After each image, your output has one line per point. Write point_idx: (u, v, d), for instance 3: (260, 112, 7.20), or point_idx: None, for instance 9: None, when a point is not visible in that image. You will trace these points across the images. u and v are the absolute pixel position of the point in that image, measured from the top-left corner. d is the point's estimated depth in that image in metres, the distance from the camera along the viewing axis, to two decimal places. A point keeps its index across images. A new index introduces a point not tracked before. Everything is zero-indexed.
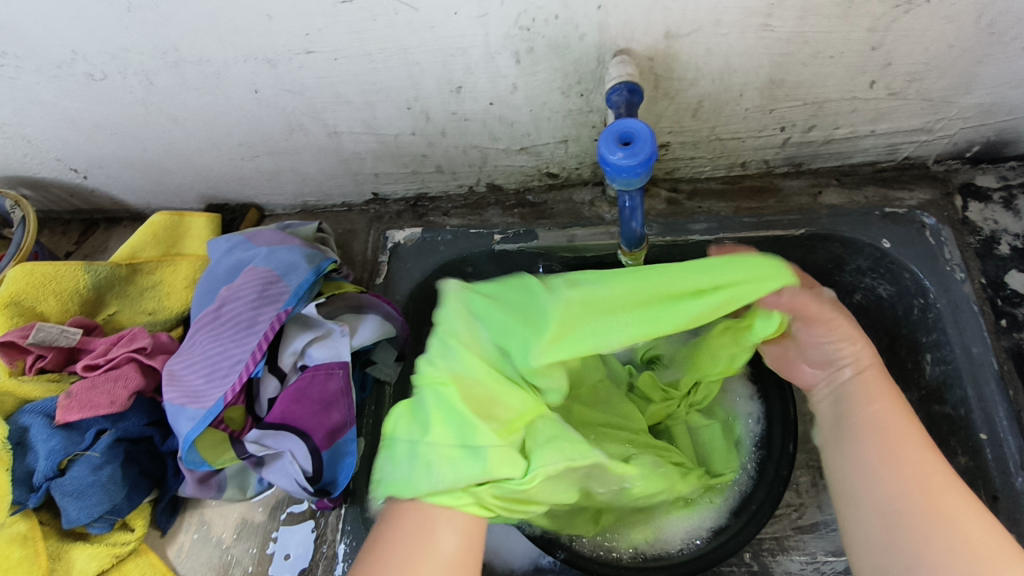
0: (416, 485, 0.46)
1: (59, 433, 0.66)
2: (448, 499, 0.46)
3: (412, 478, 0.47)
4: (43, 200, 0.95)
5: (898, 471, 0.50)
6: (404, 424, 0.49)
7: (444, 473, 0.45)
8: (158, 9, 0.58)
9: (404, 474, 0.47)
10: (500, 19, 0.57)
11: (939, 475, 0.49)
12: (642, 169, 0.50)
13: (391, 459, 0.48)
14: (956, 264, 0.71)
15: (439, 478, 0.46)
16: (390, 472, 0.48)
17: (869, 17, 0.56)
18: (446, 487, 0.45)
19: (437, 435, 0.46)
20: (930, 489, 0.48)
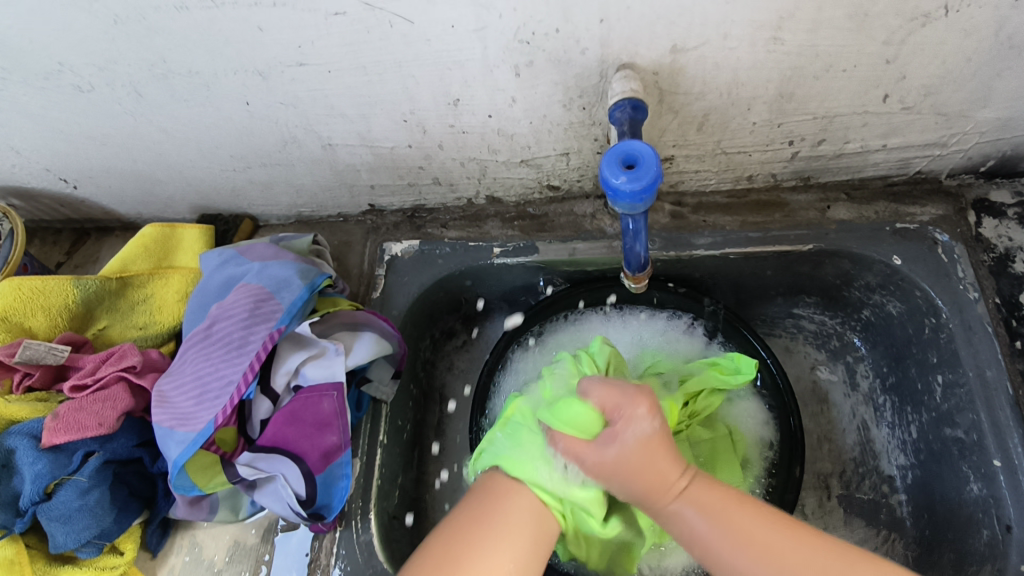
0: (537, 472, 0.56)
1: (46, 455, 0.64)
2: (542, 493, 0.55)
3: (530, 459, 0.56)
4: (33, 210, 0.93)
5: (767, 539, 0.50)
6: (533, 436, 0.58)
7: (562, 474, 0.56)
8: (144, 21, 0.56)
9: (523, 454, 0.57)
10: (499, 32, 0.55)
11: (761, 515, 0.52)
12: (646, 193, 0.50)
13: (512, 439, 0.59)
14: (969, 282, 0.69)
15: (546, 472, 0.56)
16: (508, 450, 0.58)
17: (884, 31, 0.54)
18: (560, 484, 0.55)
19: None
20: (749, 536, 0.50)
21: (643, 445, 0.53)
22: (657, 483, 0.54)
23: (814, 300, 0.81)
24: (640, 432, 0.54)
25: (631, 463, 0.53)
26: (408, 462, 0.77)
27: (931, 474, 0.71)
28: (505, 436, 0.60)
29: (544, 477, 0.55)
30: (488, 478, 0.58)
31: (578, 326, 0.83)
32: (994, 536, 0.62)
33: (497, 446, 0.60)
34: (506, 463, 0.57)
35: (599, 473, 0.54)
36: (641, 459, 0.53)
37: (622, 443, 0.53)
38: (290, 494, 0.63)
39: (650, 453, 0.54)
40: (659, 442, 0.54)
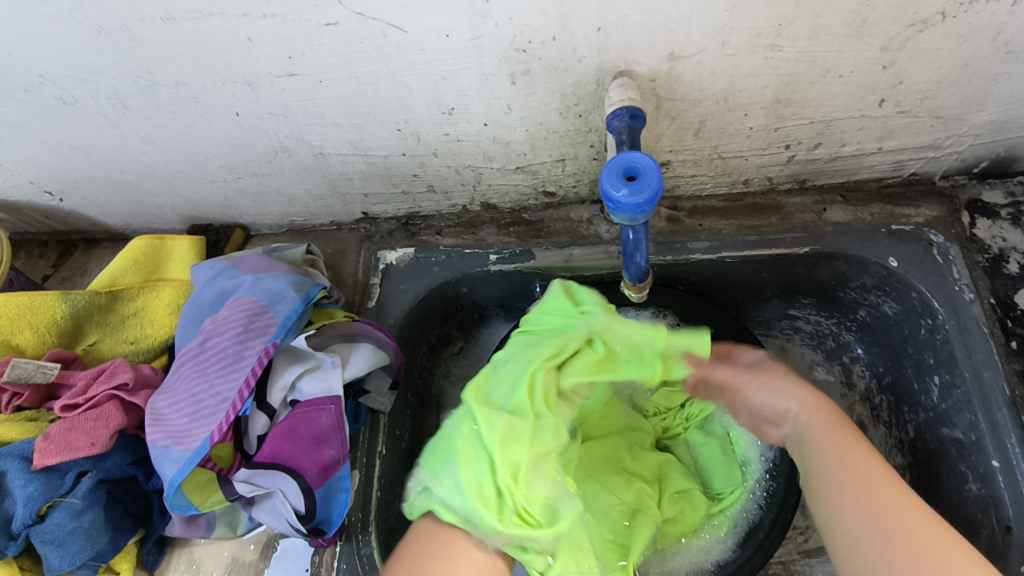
0: (473, 525, 0.52)
1: (38, 477, 0.63)
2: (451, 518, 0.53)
3: (467, 512, 0.53)
4: (18, 222, 0.91)
5: (873, 478, 0.52)
6: (441, 468, 0.55)
7: (456, 499, 0.53)
8: (130, 33, 0.54)
9: (461, 505, 0.53)
10: (494, 42, 0.54)
11: (895, 487, 0.51)
12: (648, 206, 0.50)
13: (445, 484, 0.54)
14: (965, 284, 0.69)
15: (486, 518, 0.52)
16: (427, 481, 0.56)
17: (881, 36, 0.54)
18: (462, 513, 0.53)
19: (468, 459, 0.54)
20: (865, 472, 0.53)
21: (809, 410, 0.59)
22: (794, 398, 0.61)
23: (810, 301, 0.81)
24: (781, 390, 0.62)
25: (772, 380, 0.63)
26: (408, 472, 0.77)
27: (929, 474, 0.71)
28: (434, 477, 0.55)
29: (479, 527, 0.52)
30: (427, 528, 0.55)
31: None
32: (993, 536, 0.62)
33: (428, 494, 0.55)
34: (441, 513, 0.54)
35: (767, 398, 0.63)
36: (761, 387, 0.63)
37: (750, 370, 0.65)
38: (290, 509, 0.62)
39: (809, 406, 0.60)
40: (785, 369, 0.65)
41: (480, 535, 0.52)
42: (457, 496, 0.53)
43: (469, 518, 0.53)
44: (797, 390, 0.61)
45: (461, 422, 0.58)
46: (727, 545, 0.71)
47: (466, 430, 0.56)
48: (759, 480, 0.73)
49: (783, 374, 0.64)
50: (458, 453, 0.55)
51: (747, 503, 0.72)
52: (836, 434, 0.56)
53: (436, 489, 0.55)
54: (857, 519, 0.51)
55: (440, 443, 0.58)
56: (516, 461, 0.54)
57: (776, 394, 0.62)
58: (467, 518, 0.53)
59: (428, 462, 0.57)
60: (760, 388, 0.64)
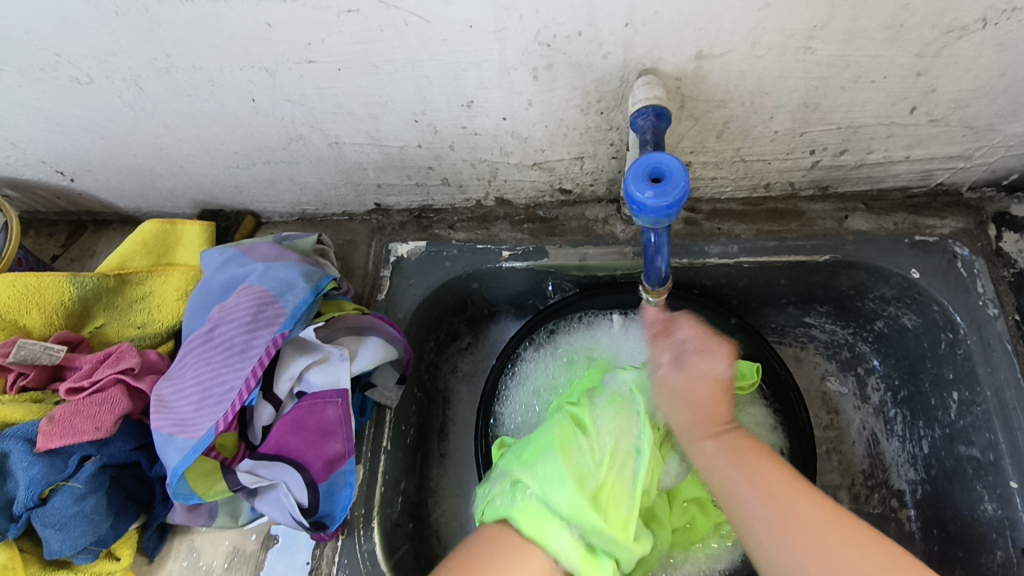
0: (555, 531, 0.53)
1: (41, 460, 0.62)
2: (531, 524, 0.54)
3: (564, 512, 0.53)
4: (28, 201, 0.90)
5: (813, 513, 0.52)
6: (538, 468, 0.57)
7: (559, 502, 0.54)
8: (148, 13, 0.53)
9: (562, 499, 0.54)
10: (518, 34, 0.53)
11: (812, 502, 0.53)
12: (671, 210, 0.49)
13: (534, 485, 0.56)
14: (989, 299, 0.67)
15: (584, 520, 0.53)
16: (515, 484, 0.57)
17: (918, 42, 0.53)
18: (563, 513, 0.54)
19: (572, 465, 0.56)
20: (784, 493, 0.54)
21: (686, 381, 0.60)
22: (704, 416, 0.59)
23: (826, 310, 0.79)
24: (712, 372, 0.60)
25: (691, 394, 0.60)
26: (412, 467, 0.76)
27: (942, 491, 0.70)
28: (526, 475, 0.57)
29: (568, 530, 0.53)
30: (497, 533, 0.55)
31: (589, 328, 0.81)
32: (1009, 558, 0.61)
33: (511, 501, 0.56)
34: (522, 516, 0.54)
35: (665, 390, 0.61)
36: (674, 407, 0.60)
37: (695, 367, 0.60)
38: (292, 502, 0.61)
39: (704, 400, 0.60)
40: (715, 386, 0.60)
41: (560, 543, 0.53)
42: (556, 491, 0.54)
43: (569, 519, 0.53)
44: (703, 383, 0.60)
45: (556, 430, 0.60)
46: (736, 555, 0.71)
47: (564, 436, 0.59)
48: None
49: (695, 404, 0.59)
50: (560, 449, 0.57)
51: None
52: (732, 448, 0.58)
53: (535, 484, 0.56)
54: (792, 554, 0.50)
55: (537, 442, 0.60)
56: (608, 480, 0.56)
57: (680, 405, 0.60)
58: (567, 520, 0.53)
59: (513, 468, 0.58)
60: (668, 396, 0.60)
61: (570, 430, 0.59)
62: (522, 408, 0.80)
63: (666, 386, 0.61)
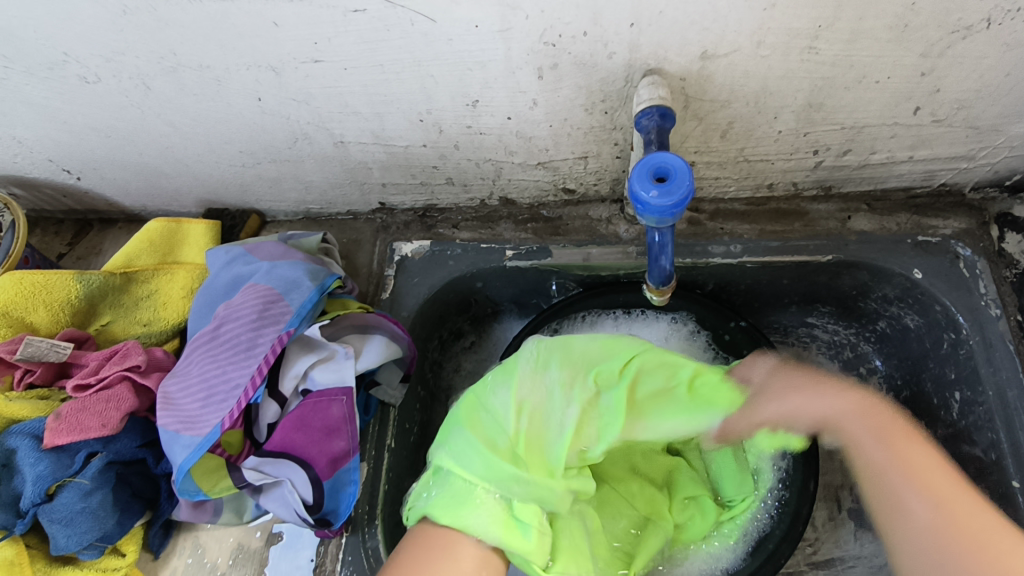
0: (468, 512, 0.52)
1: (48, 456, 0.63)
2: (444, 511, 0.53)
3: (474, 496, 0.53)
4: (35, 199, 0.91)
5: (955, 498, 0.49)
6: (450, 450, 0.56)
7: (472, 476, 0.54)
8: (156, 12, 0.54)
9: (472, 471, 0.54)
10: (524, 34, 0.53)
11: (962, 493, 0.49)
12: (676, 209, 0.49)
13: (449, 475, 0.55)
14: (991, 299, 0.67)
15: (497, 496, 0.53)
16: (438, 471, 0.57)
17: (922, 42, 0.53)
18: (474, 494, 0.53)
19: (479, 437, 0.56)
20: (958, 500, 0.49)
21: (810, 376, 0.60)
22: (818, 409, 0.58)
23: (829, 310, 0.80)
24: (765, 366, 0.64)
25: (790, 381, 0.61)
26: (416, 465, 0.76)
27: None
28: (444, 462, 0.56)
29: (482, 512, 0.52)
30: (421, 530, 0.54)
31: (593, 328, 0.81)
32: None
33: (427, 497, 0.56)
34: (438, 509, 0.54)
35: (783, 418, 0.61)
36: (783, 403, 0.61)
37: (778, 374, 0.62)
38: (297, 499, 0.62)
39: (848, 404, 0.56)
40: (800, 372, 0.61)
41: (477, 524, 0.52)
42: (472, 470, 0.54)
43: (482, 494, 0.53)
44: (840, 397, 0.57)
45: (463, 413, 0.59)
46: (738, 554, 0.70)
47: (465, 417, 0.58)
48: (775, 489, 0.72)
49: (808, 381, 0.60)
50: (467, 424, 0.57)
51: (759, 512, 0.71)
52: (882, 433, 0.54)
53: (447, 466, 0.55)
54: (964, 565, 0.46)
55: (450, 423, 0.60)
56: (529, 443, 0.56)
57: (793, 401, 0.60)
58: (481, 502, 0.53)
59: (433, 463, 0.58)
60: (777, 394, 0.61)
61: (488, 405, 0.59)
62: None
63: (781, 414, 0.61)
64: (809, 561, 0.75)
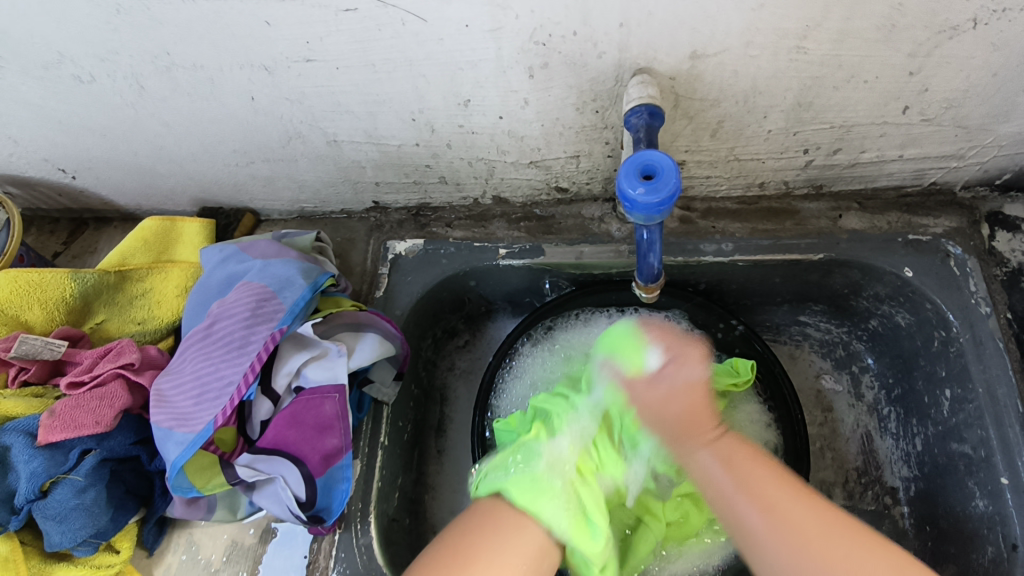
0: (546, 501, 0.54)
1: (42, 453, 0.63)
2: (518, 495, 0.55)
3: (549, 489, 0.55)
4: (30, 199, 0.91)
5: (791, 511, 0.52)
6: (546, 442, 0.60)
7: (544, 467, 0.57)
8: (149, 12, 0.54)
9: (541, 467, 0.57)
10: (514, 33, 0.54)
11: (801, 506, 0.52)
12: (664, 207, 0.50)
13: (526, 465, 0.58)
14: (981, 297, 0.68)
15: (574, 494, 0.56)
16: (507, 463, 0.59)
17: (909, 42, 0.53)
18: (545, 484, 0.56)
19: (565, 440, 0.60)
20: (794, 514, 0.51)
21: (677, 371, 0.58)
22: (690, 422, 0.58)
23: (821, 308, 0.80)
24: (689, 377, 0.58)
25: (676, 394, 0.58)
26: (409, 463, 0.77)
27: (935, 488, 0.71)
28: (538, 450, 0.59)
29: (559, 503, 0.54)
30: (489, 508, 0.56)
31: (586, 325, 0.81)
32: (999, 553, 0.62)
33: (505, 474, 0.58)
34: (515, 489, 0.56)
35: (642, 407, 0.59)
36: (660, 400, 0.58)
37: (676, 378, 0.58)
38: (290, 496, 0.63)
39: (694, 405, 0.58)
40: (703, 393, 0.58)
41: (554, 515, 0.54)
42: (564, 463, 0.58)
43: (553, 489, 0.56)
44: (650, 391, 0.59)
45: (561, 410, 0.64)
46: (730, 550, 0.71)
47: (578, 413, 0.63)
48: None
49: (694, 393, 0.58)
50: (556, 428, 0.61)
51: None
52: (732, 463, 0.56)
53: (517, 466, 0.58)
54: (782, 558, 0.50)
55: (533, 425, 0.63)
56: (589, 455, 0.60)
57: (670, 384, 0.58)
58: (557, 495, 0.55)
59: (511, 450, 0.60)
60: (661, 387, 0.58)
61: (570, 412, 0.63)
62: (519, 401, 0.80)
63: (644, 405, 0.59)
64: None
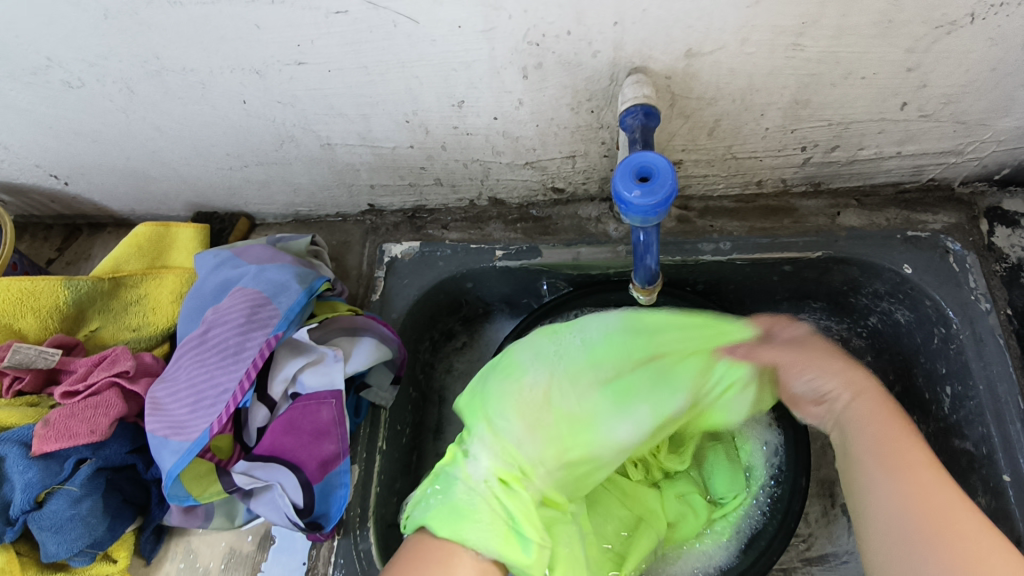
0: (467, 526, 0.52)
1: (37, 463, 0.62)
2: (437, 524, 0.53)
3: (467, 514, 0.53)
4: (23, 205, 0.91)
5: (923, 484, 0.50)
6: (456, 468, 0.57)
7: (459, 495, 0.54)
8: (138, 16, 0.53)
9: (456, 493, 0.55)
10: (507, 33, 0.53)
11: (943, 488, 0.50)
12: (660, 208, 0.49)
13: (444, 492, 0.55)
14: (981, 293, 0.67)
15: (498, 509, 0.53)
16: (430, 491, 0.57)
17: (907, 37, 0.53)
18: (461, 510, 0.53)
19: (471, 462, 0.56)
20: (921, 479, 0.50)
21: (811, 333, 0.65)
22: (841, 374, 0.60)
23: (820, 305, 0.79)
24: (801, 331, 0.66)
25: (810, 343, 0.64)
26: (407, 467, 0.76)
27: None
28: (455, 474, 0.56)
29: (478, 523, 0.52)
30: (417, 542, 0.53)
31: None
32: None
33: (424, 505, 0.55)
34: (436, 521, 0.53)
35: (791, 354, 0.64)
36: (814, 345, 0.64)
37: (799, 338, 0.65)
38: (288, 503, 0.62)
39: (814, 349, 0.63)
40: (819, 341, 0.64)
41: (477, 537, 0.52)
42: (482, 481, 0.55)
43: (474, 515, 0.53)
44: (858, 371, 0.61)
45: (476, 415, 0.60)
46: (731, 552, 0.70)
47: (490, 417, 0.58)
48: (764, 486, 0.72)
49: (829, 352, 0.63)
50: (466, 449, 0.58)
51: (751, 509, 0.72)
52: (878, 418, 0.56)
53: (432, 498, 0.55)
54: (895, 508, 0.50)
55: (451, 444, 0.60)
56: (501, 463, 0.56)
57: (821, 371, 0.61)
58: (478, 517, 0.53)
59: (432, 477, 0.58)
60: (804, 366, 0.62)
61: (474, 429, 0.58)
62: None
63: (804, 354, 0.63)
64: (801, 558, 0.75)
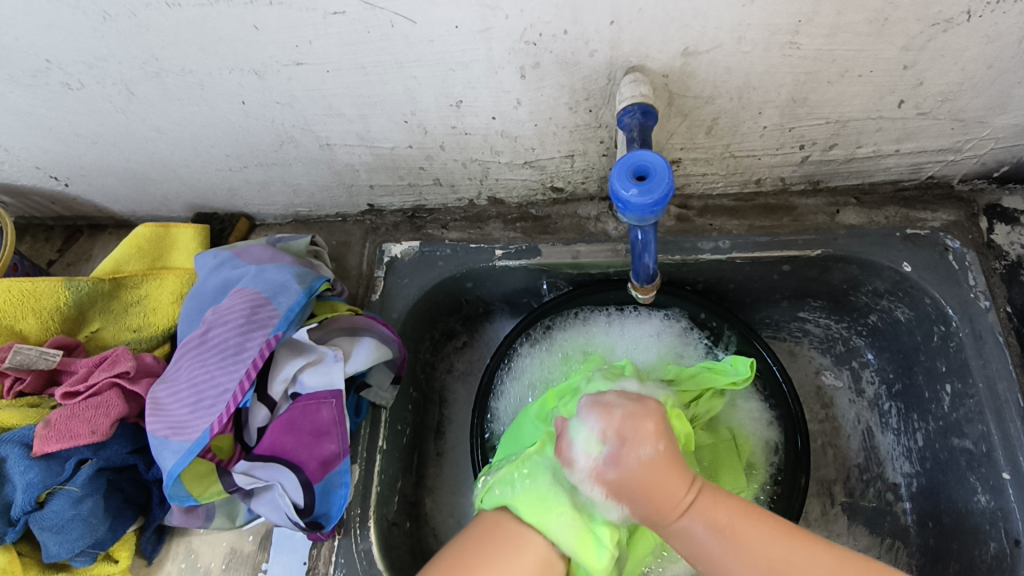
0: (551, 517, 0.54)
1: (38, 463, 0.62)
2: (522, 509, 0.55)
3: (555, 507, 0.54)
4: (24, 207, 0.91)
5: (807, 566, 0.49)
6: (548, 457, 0.58)
7: (550, 484, 0.56)
8: (135, 18, 0.54)
9: (547, 483, 0.56)
10: (505, 33, 0.53)
11: (805, 566, 0.49)
12: (657, 207, 0.49)
13: (534, 479, 0.57)
14: (980, 291, 0.67)
15: (584, 506, 0.55)
16: (513, 478, 0.58)
17: (903, 35, 0.53)
18: (551, 501, 0.55)
19: None
20: (777, 569, 0.49)
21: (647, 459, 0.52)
22: (659, 501, 0.51)
23: (820, 304, 0.79)
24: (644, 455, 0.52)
25: (639, 479, 0.51)
26: (408, 467, 0.76)
27: (936, 483, 0.70)
28: (547, 464, 0.58)
29: (565, 518, 0.54)
30: (494, 523, 0.56)
31: (585, 324, 0.81)
32: (1002, 549, 0.61)
33: (513, 487, 0.57)
34: (522, 505, 0.56)
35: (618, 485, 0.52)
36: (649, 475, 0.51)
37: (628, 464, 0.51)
38: (288, 503, 0.62)
39: (662, 466, 0.52)
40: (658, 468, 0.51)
41: (559, 530, 0.54)
42: (577, 481, 0.56)
43: (564, 507, 0.54)
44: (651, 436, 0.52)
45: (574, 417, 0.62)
46: None
47: None
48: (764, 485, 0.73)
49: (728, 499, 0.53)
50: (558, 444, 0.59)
51: None
52: (656, 515, 0.52)
53: (522, 483, 0.57)
54: None
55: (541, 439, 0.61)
56: None
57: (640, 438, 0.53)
58: (563, 510, 0.54)
59: (518, 461, 0.60)
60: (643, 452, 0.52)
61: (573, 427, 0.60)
62: (518, 402, 0.80)
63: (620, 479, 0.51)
64: None
